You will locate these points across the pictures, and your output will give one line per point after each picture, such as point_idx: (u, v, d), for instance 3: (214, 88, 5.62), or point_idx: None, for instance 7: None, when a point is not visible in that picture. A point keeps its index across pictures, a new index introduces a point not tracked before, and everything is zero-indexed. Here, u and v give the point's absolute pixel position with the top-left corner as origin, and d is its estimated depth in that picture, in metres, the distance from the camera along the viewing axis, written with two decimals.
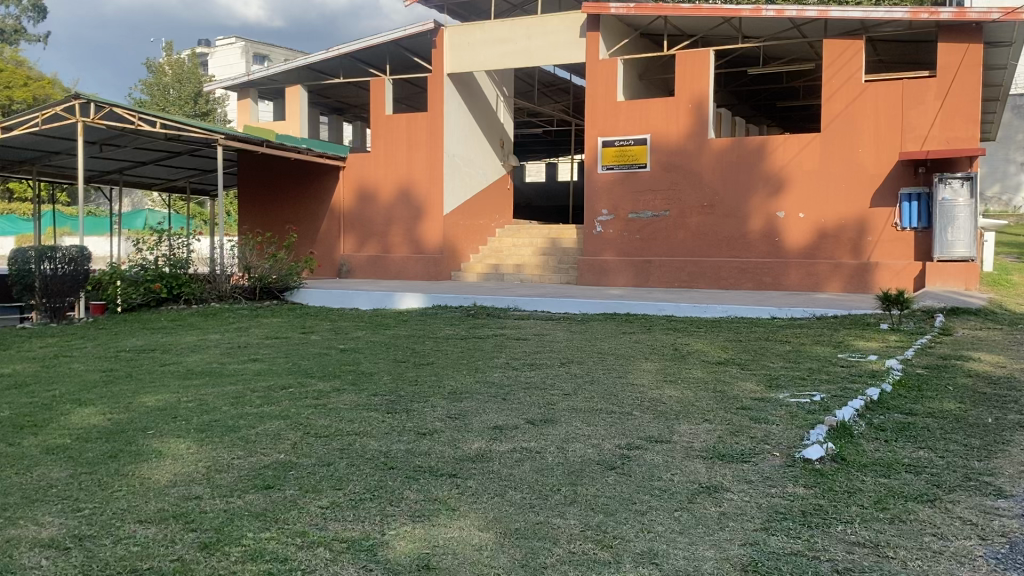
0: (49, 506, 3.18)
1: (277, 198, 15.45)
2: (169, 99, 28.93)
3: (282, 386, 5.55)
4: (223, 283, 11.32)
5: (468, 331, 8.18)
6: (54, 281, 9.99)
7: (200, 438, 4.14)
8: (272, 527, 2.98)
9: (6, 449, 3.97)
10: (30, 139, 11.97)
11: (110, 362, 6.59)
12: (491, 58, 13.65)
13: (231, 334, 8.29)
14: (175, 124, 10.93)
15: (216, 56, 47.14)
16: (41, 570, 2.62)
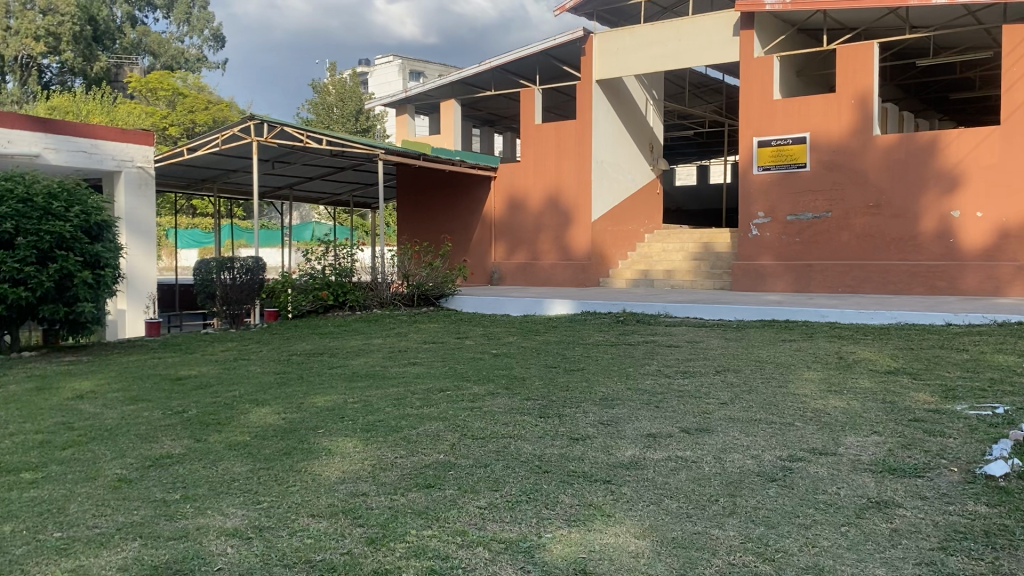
0: (233, 498, 3.43)
1: (433, 208, 15.97)
2: (332, 117, 30.52)
3: (440, 389, 5.72)
4: (384, 290, 11.79)
5: (619, 337, 8.15)
6: (233, 289, 10.79)
7: (366, 438, 4.34)
8: (433, 525, 3.08)
9: (194, 444, 4.32)
10: (211, 158, 12.96)
11: (284, 364, 7.03)
12: (640, 62, 13.57)
13: (392, 339, 8.65)
14: (339, 141, 11.53)
15: (376, 75, 49.35)
16: (227, 556, 2.83)
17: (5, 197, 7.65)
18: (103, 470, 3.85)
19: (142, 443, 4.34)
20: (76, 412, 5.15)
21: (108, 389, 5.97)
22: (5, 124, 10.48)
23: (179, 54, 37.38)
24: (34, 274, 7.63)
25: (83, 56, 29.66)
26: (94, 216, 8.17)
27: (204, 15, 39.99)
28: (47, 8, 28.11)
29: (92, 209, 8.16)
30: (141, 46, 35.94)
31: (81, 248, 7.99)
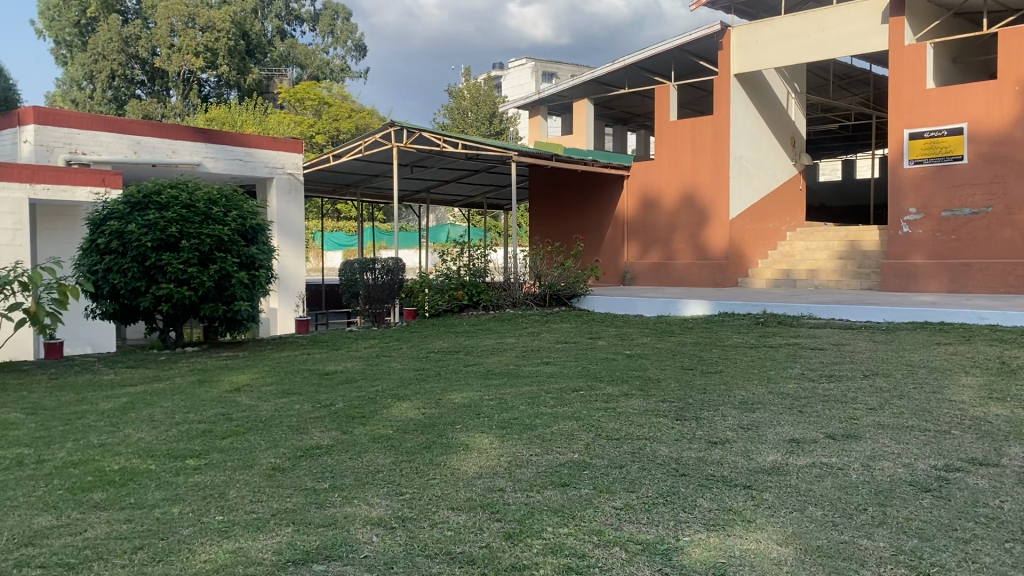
0: (377, 489, 3.57)
1: (566, 209, 16.01)
2: (468, 121, 31.15)
3: (574, 388, 5.74)
4: (517, 291, 11.93)
5: (759, 339, 7.92)
6: (375, 289, 11.23)
7: (502, 434, 4.42)
8: (570, 523, 3.11)
9: (341, 435, 4.53)
10: (354, 164, 13.51)
11: (422, 361, 7.23)
12: (780, 55, 13.14)
13: (526, 338, 8.73)
14: (474, 144, 11.75)
15: (510, 78, 49.90)
16: (372, 544, 2.95)
17: (171, 204, 8.25)
18: (258, 458, 4.10)
19: (293, 434, 4.58)
20: (234, 404, 5.50)
21: (262, 382, 6.34)
22: (171, 135, 11.31)
23: (324, 65, 39.12)
24: (196, 274, 8.18)
25: (237, 70, 31.54)
26: (249, 221, 8.68)
27: (346, 26, 41.71)
28: (205, 25, 30.07)
29: (247, 214, 8.69)
30: (289, 58, 37.87)
31: (238, 251, 8.52)
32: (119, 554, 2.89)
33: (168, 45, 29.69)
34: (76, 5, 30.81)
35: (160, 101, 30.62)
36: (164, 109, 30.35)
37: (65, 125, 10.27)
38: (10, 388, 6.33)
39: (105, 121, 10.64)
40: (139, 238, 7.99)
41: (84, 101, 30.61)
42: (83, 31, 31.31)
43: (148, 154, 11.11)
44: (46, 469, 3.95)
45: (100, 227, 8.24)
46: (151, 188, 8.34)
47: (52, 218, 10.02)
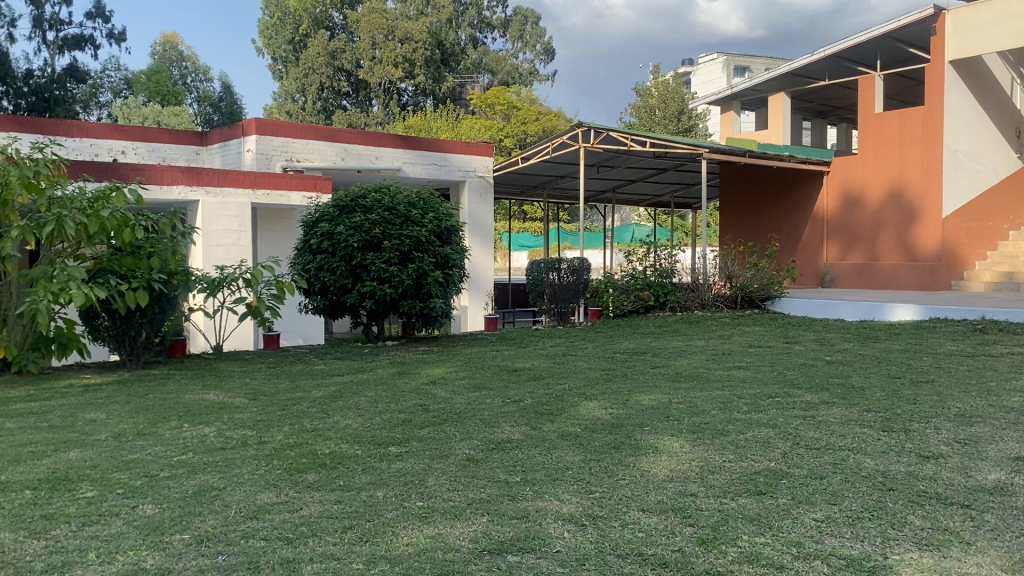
0: (567, 486, 3.61)
1: (760, 209, 15.47)
2: (655, 120, 30.81)
3: (769, 394, 5.54)
4: (705, 292, 11.64)
5: (976, 347, 7.28)
6: (560, 289, 11.39)
7: (693, 439, 4.33)
8: (767, 533, 3.00)
9: (531, 431, 4.62)
10: (543, 166, 13.72)
11: (609, 361, 7.23)
12: (1003, 37, 12.01)
13: (716, 341, 8.51)
14: (663, 142, 11.57)
15: (699, 74, 48.86)
16: (564, 540, 2.99)
17: (375, 207, 8.74)
18: (454, 449, 4.26)
19: (486, 427, 4.73)
20: (430, 396, 5.75)
21: (456, 377, 6.57)
22: (375, 142, 12.03)
23: (514, 70, 40.01)
24: (397, 273, 8.64)
25: (432, 78, 32.89)
26: (444, 222, 9.04)
27: (535, 31, 42.47)
28: (404, 37, 31.83)
29: (443, 215, 9.05)
30: (482, 65, 39.04)
31: (433, 251, 8.90)
32: (332, 531, 3.11)
33: (370, 57, 31.52)
34: (291, 24, 33.38)
35: (362, 110, 32.50)
36: (366, 118, 32.21)
37: (282, 135, 11.18)
38: (235, 374, 6.96)
39: (317, 131, 11.47)
40: (346, 238, 8.56)
41: (296, 113, 33.02)
42: (296, 47, 33.84)
43: (354, 160, 11.86)
44: (266, 450, 4.32)
45: (313, 228, 8.96)
46: (358, 192, 8.89)
47: (271, 221, 10.92)
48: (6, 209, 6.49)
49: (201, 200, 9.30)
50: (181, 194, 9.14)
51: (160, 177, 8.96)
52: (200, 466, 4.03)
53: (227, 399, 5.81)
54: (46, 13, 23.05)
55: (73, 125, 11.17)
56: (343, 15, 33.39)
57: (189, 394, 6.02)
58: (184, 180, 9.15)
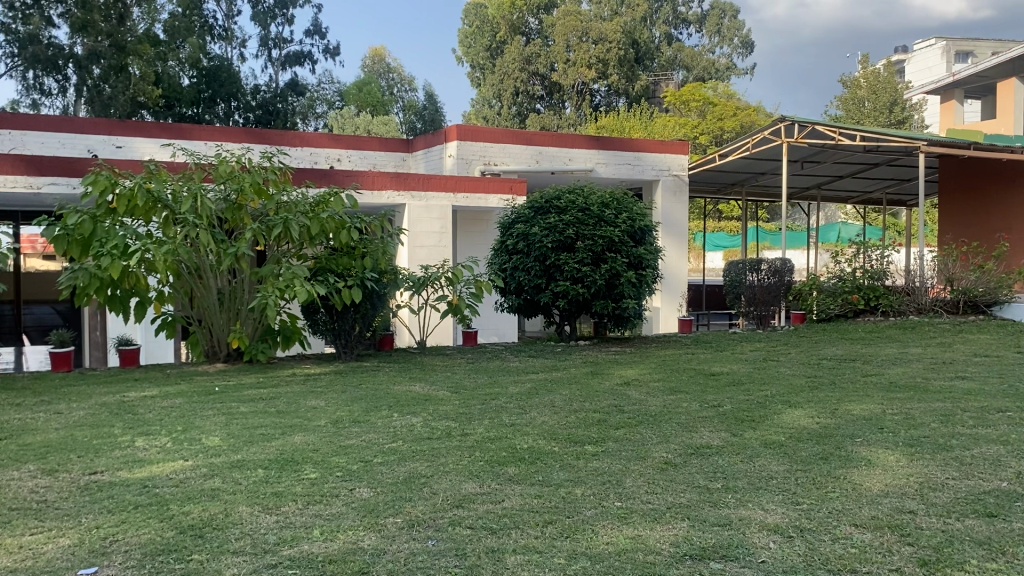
0: (772, 495, 3.48)
1: (985, 205, 14.17)
2: (863, 112, 29.04)
3: (999, 408, 5.06)
4: (923, 296, 10.84)
5: None
6: (759, 291, 11.01)
7: (911, 453, 4.04)
8: (999, 559, 2.75)
9: (731, 438, 4.49)
10: (743, 163, 13.28)
11: (814, 368, 6.90)
12: None
13: (934, 349, 7.88)
14: (874, 135, 10.85)
15: (914, 62, 45.47)
16: (770, 551, 2.89)
17: (569, 208, 8.82)
18: (651, 452, 4.23)
19: (684, 431, 4.66)
20: (625, 397, 5.74)
21: (651, 378, 6.52)
22: (569, 143, 12.19)
23: (710, 65, 39.02)
24: (590, 273, 8.68)
25: (626, 78, 32.73)
26: (638, 222, 8.96)
27: (734, 24, 41.20)
28: (598, 38, 31.95)
29: (637, 215, 8.97)
30: (676, 62, 38.40)
31: (627, 252, 8.84)
32: (533, 525, 3.18)
33: (564, 60, 31.99)
34: (489, 31, 34.51)
35: (556, 113, 32.94)
36: (559, 120, 32.63)
37: (481, 140, 11.58)
38: (438, 368, 7.28)
39: (515, 135, 11.78)
40: (541, 239, 8.72)
41: (493, 118, 34.06)
42: (493, 54, 34.87)
43: (548, 162, 12.09)
44: (469, 442, 4.49)
45: (509, 230, 9.22)
46: (551, 193, 9.01)
47: (469, 222, 11.33)
48: (241, 214, 7.18)
49: (407, 203, 9.82)
50: (389, 198, 9.69)
51: (372, 182, 9.52)
52: (409, 454, 4.25)
53: (431, 392, 6.10)
54: (272, 33, 25.15)
55: (295, 135, 12.14)
56: (539, 19, 33.99)
57: (397, 385, 6.38)
58: (392, 185, 9.68)
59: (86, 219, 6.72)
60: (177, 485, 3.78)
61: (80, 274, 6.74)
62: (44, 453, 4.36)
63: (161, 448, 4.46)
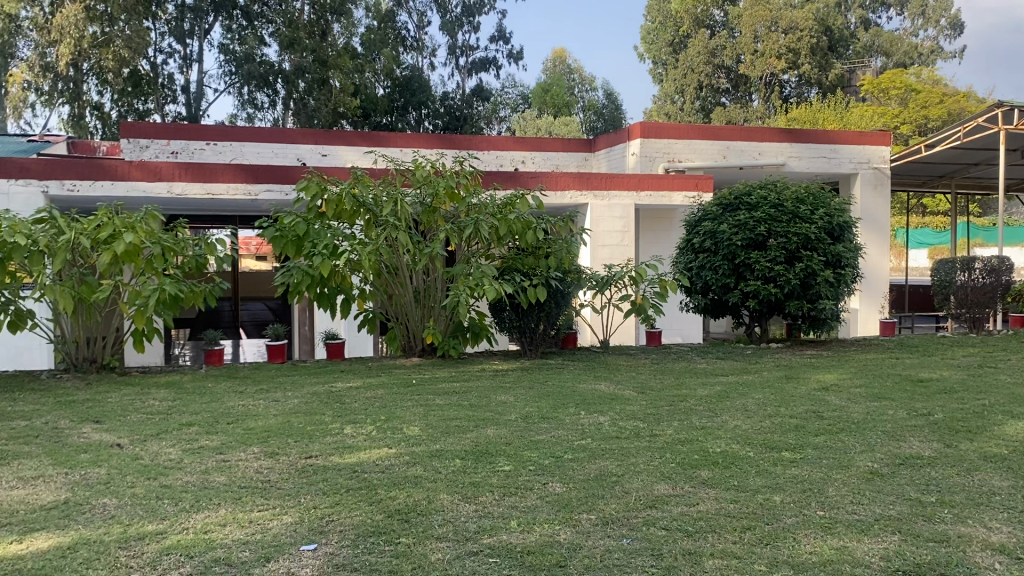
0: (995, 513, 3.22)
1: None
2: None
3: None
4: None
5: None
6: (973, 292, 10.13)
7: None
8: None
9: (944, 449, 4.19)
10: (952, 153, 12.30)
11: None
12: None
13: None
14: None
15: None
16: (996, 573, 2.67)
17: (760, 204, 8.55)
18: (855, 460, 4.02)
19: (891, 440, 4.39)
20: (824, 403, 5.48)
21: (851, 384, 6.18)
22: (758, 137, 11.79)
23: (913, 49, 36.37)
24: (783, 271, 8.33)
25: (819, 66, 31.14)
26: (837, 218, 8.54)
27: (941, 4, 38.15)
28: (788, 27, 30.54)
29: (835, 211, 8.55)
30: (874, 47, 36.10)
31: (824, 249, 8.44)
32: (730, 530, 3.12)
33: (751, 51, 30.98)
34: (672, 26, 34.02)
35: (742, 106, 31.95)
36: (746, 113, 31.59)
37: (666, 137, 11.45)
38: (623, 368, 7.27)
39: (701, 130, 11.54)
40: (730, 238, 8.49)
41: (675, 114, 33.59)
42: (677, 48, 34.36)
43: (737, 157, 11.74)
44: (659, 443, 4.45)
45: (697, 228, 9.06)
46: (741, 190, 8.79)
47: (653, 221, 11.23)
48: (435, 216, 7.51)
49: (591, 203, 9.86)
50: (572, 198, 9.79)
51: (556, 183, 9.65)
52: (600, 452, 4.28)
53: (618, 391, 6.10)
54: (459, 41, 26.05)
55: (483, 139, 12.51)
56: (725, 11, 33.12)
57: (584, 384, 6.42)
58: (576, 185, 9.77)
59: (299, 220, 7.28)
60: (382, 471, 4.02)
61: (294, 272, 7.33)
62: (264, 436, 4.77)
63: (367, 436, 4.75)
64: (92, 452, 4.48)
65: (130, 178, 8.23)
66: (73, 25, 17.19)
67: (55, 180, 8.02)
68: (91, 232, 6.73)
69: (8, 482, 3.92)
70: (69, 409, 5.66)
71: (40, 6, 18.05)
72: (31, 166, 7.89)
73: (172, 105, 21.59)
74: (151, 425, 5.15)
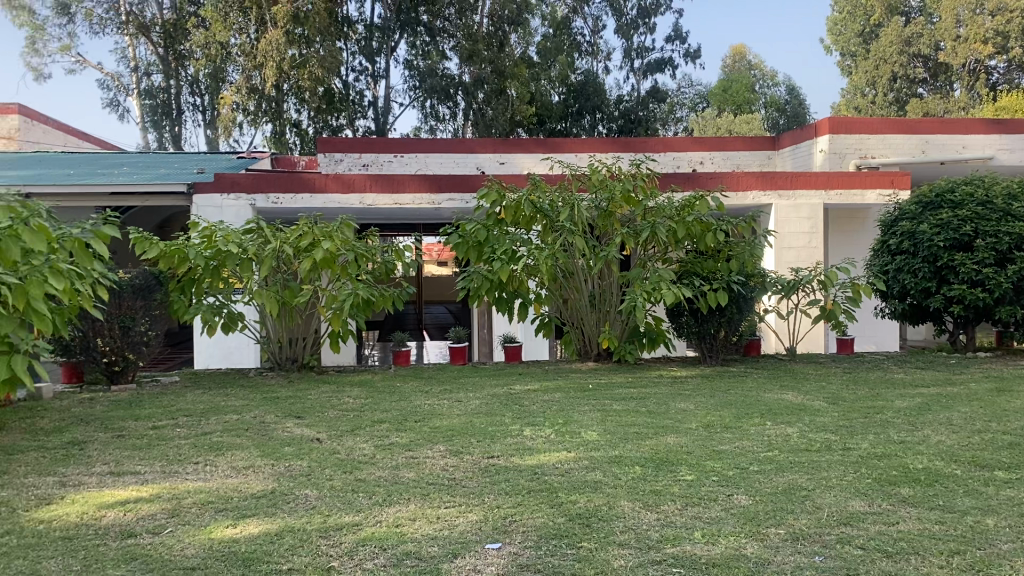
0: None
1: None
2: None
3: None
4: None
5: None
6: None
7: None
8: None
9: None
10: None
11: None
12: None
13: None
14: None
15: None
16: None
17: (965, 202, 7.91)
18: None
19: None
20: None
21: None
22: (962, 129, 10.95)
23: None
24: (992, 275, 7.65)
25: None
26: None
27: None
28: (996, 9, 27.65)
29: None
30: None
31: None
32: (936, 553, 2.90)
33: (953, 37, 28.62)
34: (861, 15, 32.23)
35: (942, 96, 29.70)
36: (945, 103, 29.33)
37: (857, 133, 10.86)
38: (811, 378, 6.93)
39: (897, 124, 10.86)
40: (930, 238, 7.90)
41: (866, 107, 31.77)
42: (867, 39, 32.51)
43: (936, 152, 10.96)
44: (853, 457, 4.21)
45: (893, 228, 8.52)
46: (943, 187, 8.19)
47: (843, 221, 10.67)
48: (612, 220, 7.50)
49: (775, 203, 9.49)
50: (755, 198, 9.47)
51: (737, 183, 9.37)
52: (787, 465, 4.11)
53: (806, 401, 5.83)
54: (635, 43, 25.91)
55: (660, 141, 12.37)
56: None
57: (768, 393, 6.19)
58: (759, 185, 9.44)
59: (479, 227, 7.51)
60: (562, 474, 4.05)
61: (474, 277, 7.56)
62: (449, 436, 4.94)
63: (546, 439, 4.80)
64: (294, 446, 4.81)
65: (326, 190, 8.79)
66: (275, 49, 18.68)
67: (261, 194, 8.71)
68: (293, 241, 7.24)
69: (223, 470, 4.29)
70: (273, 405, 6.12)
71: (247, 34, 19.64)
72: (240, 181, 8.61)
73: (361, 120, 22.89)
74: (345, 421, 5.47)
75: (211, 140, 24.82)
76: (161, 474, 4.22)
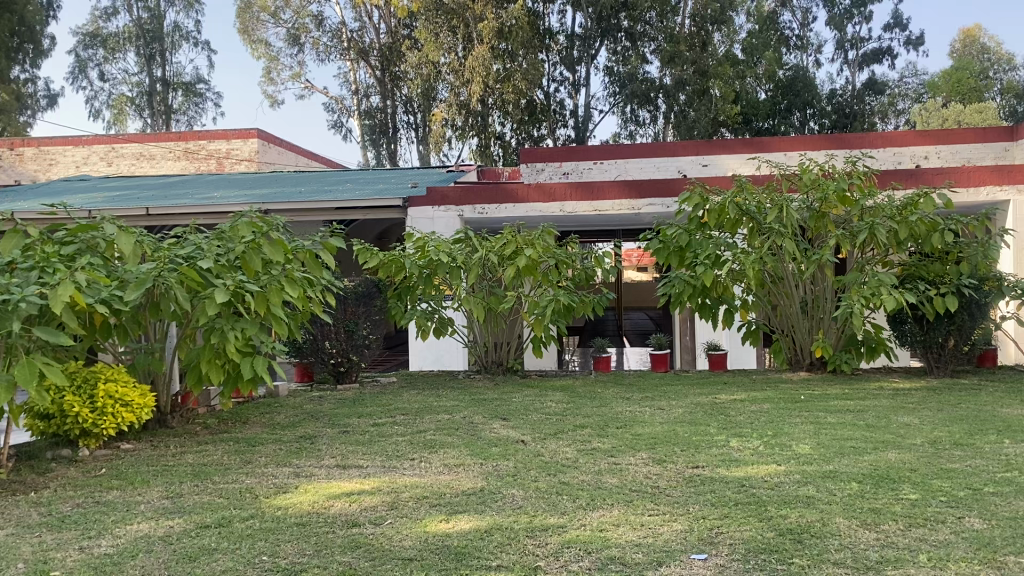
0: None
1: None
2: None
3: None
4: None
5: None
6: None
7: None
8: None
9: None
10: None
11: None
12: None
13: None
14: None
15: None
16: None
17: None
18: None
19: None
20: None
21: None
22: None
23: None
24: None
25: None
26: None
27: None
28: None
29: None
30: None
31: None
32: None
33: None
34: None
35: None
36: None
37: None
38: None
39: None
40: None
41: None
42: None
43: None
44: None
45: None
46: None
47: None
48: (825, 221, 7.11)
49: (1013, 199, 8.61)
50: (989, 194, 8.64)
51: (967, 178, 8.61)
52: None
53: None
54: (848, 34, 24.50)
55: (878, 136, 11.59)
56: None
57: (1006, 407, 5.64)
58: (993, 179, 8.62)
59: (681, 232, 7.43)
60: (772, 488, 3.91)
61: (676, 283, 7.47)
62: (653, 443, 4.91)
63: (754, 450, 4.66)
64: (501, 446, 4.99)
65: (529, 199, 9.04)
66: (482, 64, 19.65)
67: (469, 206, 9.09)
68: (498, 249, 7.50)
69: (436, 467, 4.53)
70: (481, 407, 6.37)
71: (455, 52, 20.57)
72: (449, 194, 9.06)
73: (563, 130, 23.26)
74: (550, 424, 5.59)
75: (423, 156, 26.12)
76: (381, 469, 4.52)
